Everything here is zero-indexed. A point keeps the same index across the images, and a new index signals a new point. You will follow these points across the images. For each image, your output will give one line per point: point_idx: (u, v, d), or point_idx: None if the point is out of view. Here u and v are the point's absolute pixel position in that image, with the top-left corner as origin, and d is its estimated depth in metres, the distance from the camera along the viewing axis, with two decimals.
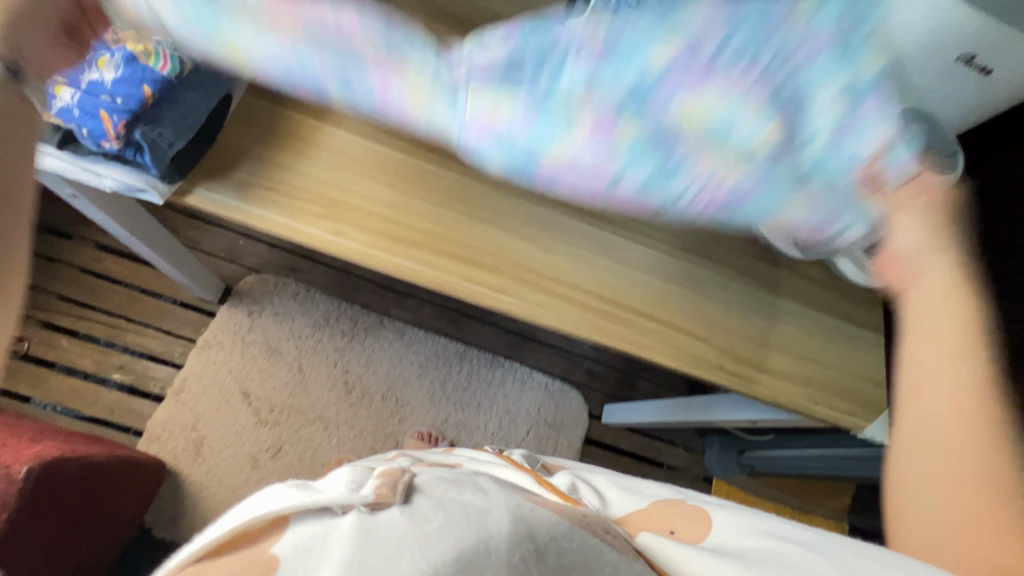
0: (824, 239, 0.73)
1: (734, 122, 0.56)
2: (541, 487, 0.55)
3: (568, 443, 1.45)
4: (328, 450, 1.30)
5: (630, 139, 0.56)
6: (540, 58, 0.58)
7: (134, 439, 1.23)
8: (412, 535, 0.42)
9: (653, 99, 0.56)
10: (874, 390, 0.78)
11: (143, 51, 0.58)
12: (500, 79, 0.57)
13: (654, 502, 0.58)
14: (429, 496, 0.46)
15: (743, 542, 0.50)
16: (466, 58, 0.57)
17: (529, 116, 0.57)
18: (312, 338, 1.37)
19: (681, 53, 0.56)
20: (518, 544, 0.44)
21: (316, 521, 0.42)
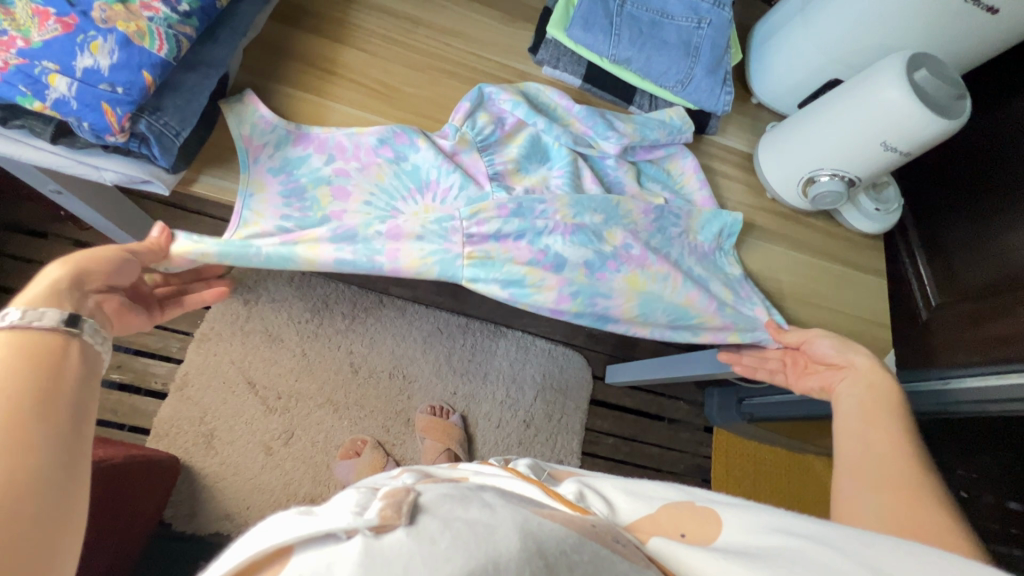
0: (834, 189, 0.74)
1: (659, 299, 0.72)
2: (548, 497, 0.47)
3: (575, 406, 1.49)
4: (341, 432, 1.31)
5: (581, 300, 0.69)
6: (523, 219, 0.67)
7: (142, 438, 1.20)
8: (418, 559, 0.32)
9: (602, 274, 0.70)
10: (881, 332, 0.81)
11: (138, 32, 0.48)
12: (491, 255, 0.67)
13: (664, 505, 0.50)
14: (437, 514, 0.35)
15: (755, 540, 0.43)
16: (464, 228, 0.65)
17: (510, 290, 0.67)
18: (312, 323, 1.35)
19: (623, 237, 0.71)
20: (525, 561, 0.33)
21: (320, 551, 0.32)
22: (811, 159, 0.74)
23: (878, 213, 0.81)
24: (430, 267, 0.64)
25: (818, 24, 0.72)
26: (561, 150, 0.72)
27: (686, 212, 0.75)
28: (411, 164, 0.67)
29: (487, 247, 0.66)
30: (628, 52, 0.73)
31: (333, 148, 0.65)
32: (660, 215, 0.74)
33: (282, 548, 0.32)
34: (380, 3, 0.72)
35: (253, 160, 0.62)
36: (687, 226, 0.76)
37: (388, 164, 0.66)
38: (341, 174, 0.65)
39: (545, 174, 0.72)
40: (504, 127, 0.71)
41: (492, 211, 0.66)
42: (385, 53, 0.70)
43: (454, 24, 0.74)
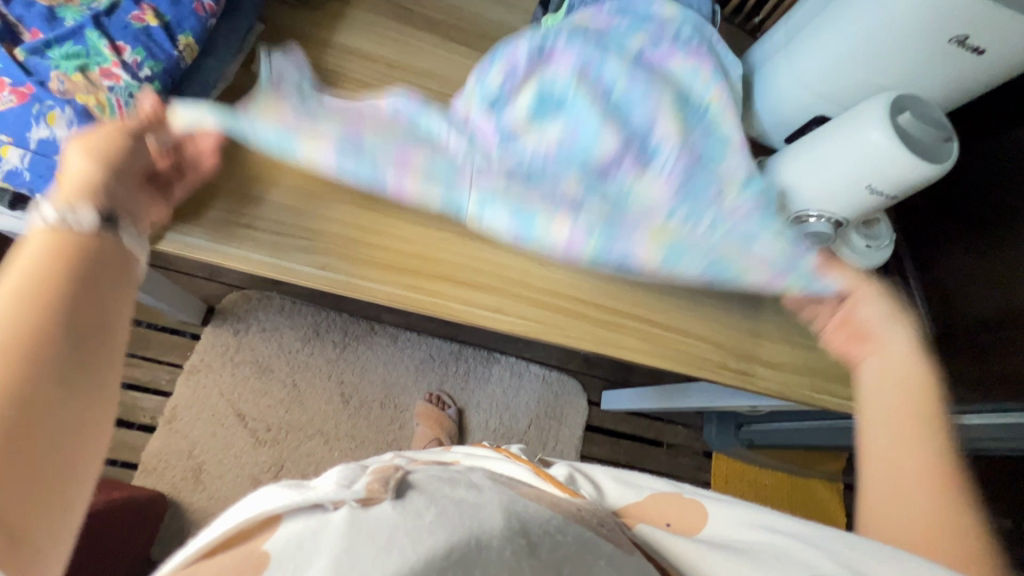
0: (820, 230, 0.72)
1: (698, 249, 0.64)
2: (538, 480, 0.53)
3: (570, 432, 1.46)
4: (332, 464, 1.29)
5: (598, 243, 0.62)
6: (596, 49, 0.65)
7: (129, 473, 1.19)
8: (402, 529, 0.38)
9: (624, 220, 0.63)
10: None
11: (98, 105, 0.49)
12: (517, 195, 0.61)
13: (652, 495, 0.57)
14: (422, 493, 0.43)
15: (740, 534, 0.49)
16: (484, 161, 0.61)
17: (512, 226, 0.61)
18: (302, 352, 1.34)
19: (753, 248, 0.65)
20: (508, 540, 0.39)
21: (307, 518, 0.39)
22: (798, 201, 0.71)
23: (869, 250, 0.79)
24: (527, 93, 0.63)
25: (801, 63, 0.71)
26: (641, 41, 0.68)
27: (659, 107, 0.64)
28: (607, 37, 0.67)
29: (598, 35, 0.66)
30: None
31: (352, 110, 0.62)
32: (681, 48, 0.69)
33: (272, 516, 0.39)
34: (355, 47, 0.71)
35: (274, 96, 0.58)
36: (657, 127, 0.64)
37: (414, 121, 0.62)
38: (351, 118, 0.60)
39: (630, 39, 0.67)
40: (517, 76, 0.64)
41: (508, 158, 0.62)
42: (359, 97, 0.69)
43: (430, 64, 0.73)
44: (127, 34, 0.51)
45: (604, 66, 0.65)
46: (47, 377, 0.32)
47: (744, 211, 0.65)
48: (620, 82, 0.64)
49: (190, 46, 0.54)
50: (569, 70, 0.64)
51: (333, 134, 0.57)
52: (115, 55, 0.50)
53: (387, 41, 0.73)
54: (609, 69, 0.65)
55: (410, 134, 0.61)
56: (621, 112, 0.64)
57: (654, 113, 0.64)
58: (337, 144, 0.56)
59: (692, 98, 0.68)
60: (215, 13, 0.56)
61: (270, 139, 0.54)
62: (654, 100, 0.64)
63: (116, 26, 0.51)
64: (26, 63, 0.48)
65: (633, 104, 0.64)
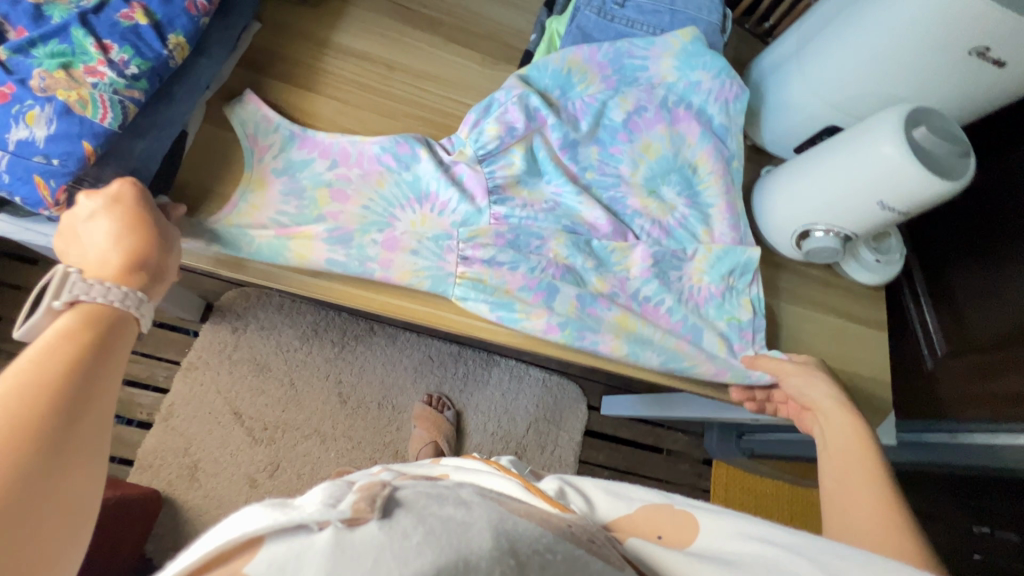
0: (828, 244, 0.70)
1: (651, 343, 0.68)
2: (528, 495, 0.44)
3: (569, 437, 1.44)
4: (328, 464, 1.29)
5: (571, 333, 0.64)
6: (586, 115, 0.70)
7: (125, 469, 1.19)
8: (390, 554, 0.30)
9: (592, 312, 0.66)
10: (880, 391, 0.77)
11: (80, 100, 0.46)
12: (484, 280, 0.63)
13: (642, 505, 0.47)
14: (413, 509, 0.34)
15: (734, 546, 0.42)
16: (459, 249, 0.63)
17: (496, 315, 0.62)
18: (301, 351, 1.33)
19: (687, 346, 0.69)
20: (498, 559, 0.32)
21: (290, 542, 0.29)
22: (805, 213, 0.69)
23: (879, 264, 0.77)
24: (519, 152, 0.68)
25: (818, 69, 0.69)
26: (627, 104, 0.71)
27: (631, 191, 0.72)
28: (600, 102, 0.71)
29: (589, 99, 0.70)
30: (603, 97, 0.71)
31: (347, 166, 0.63)
32: (664, 104, 0.72)
33: (251, 538, 0.29)
34: (353, 47, 0.69)
35: (258, 158, 0.61)
36: (631, 202, 0.72)
37: (388, 177, 0.64)
38: (341, 178, 0.63)
39: (616, 107, 0.71)
40: (514, 133, 0.67)
41: (490, 237, 0.64)
42: (356, 100, 0.68)
43: (430, 67, 0.72)
44: (114, 32, 0.50)
45: (592, 148, 0.71)
46: (38, 473, 0.29)
47: (706, 284, 0.72)
48: (597, 147, 0.72)
49: (181, 46, 0.53)
50: (557, 143, 0.69)
51: (323, 232, 0.59)
52: (101, 53, 0.49)
53: (386, 42, 0.71)
54: (587, 144, 0.71)
55: (393, 196, 0.64)
56: (598, 187, 0.71)
57: (626, 183, 0.72)
58: (328, 243, 0.59)
59: (676, 160, 0.73)
60: (208, 12, 0.54)
61: (260, 249, 0.58)
62: (625, 171, 0.72)
63: (103, 24, 0.50)
64: (8, 62, 0.47)
65: (609, 182, 0.72)
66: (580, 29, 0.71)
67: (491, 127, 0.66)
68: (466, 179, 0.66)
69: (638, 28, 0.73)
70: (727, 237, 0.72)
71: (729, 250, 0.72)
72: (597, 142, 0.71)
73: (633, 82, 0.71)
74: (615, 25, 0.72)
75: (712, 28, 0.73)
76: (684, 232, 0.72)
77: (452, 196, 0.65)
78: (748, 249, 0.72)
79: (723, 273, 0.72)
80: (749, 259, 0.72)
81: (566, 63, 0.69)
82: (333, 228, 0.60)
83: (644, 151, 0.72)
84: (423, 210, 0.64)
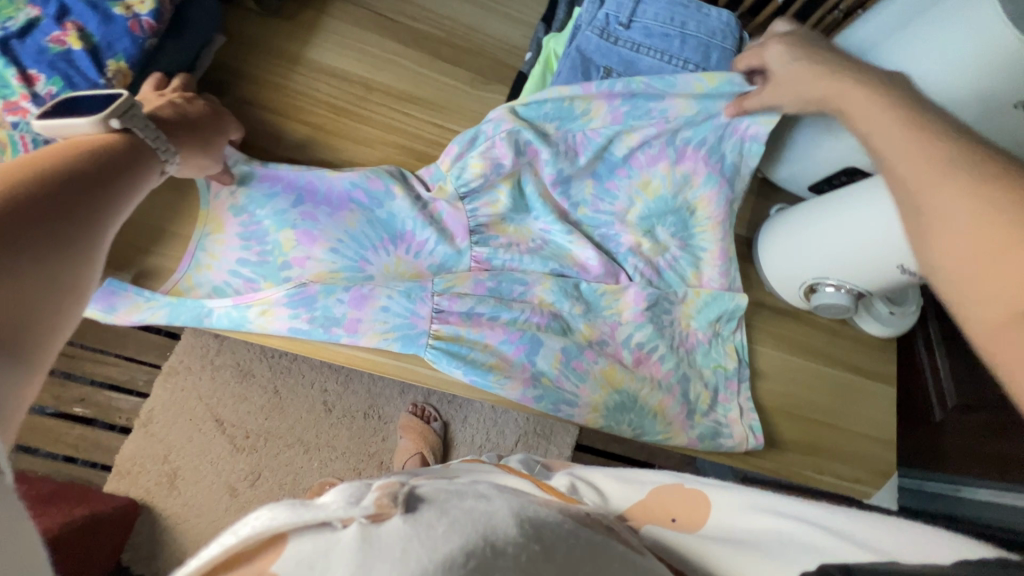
0: (839, 301, 0.64)
1: (636, 401, 0.63)
2: (539, 492, 0.43)
3: (559, 452, 1.40)
4: (311, 475, 1.26)
5: (547, 397, 0.59)
6: (585, 150, 0.64)
7: (104, 475, 1.17)
8: (419, 547, 0.26)
9: (577, 365, 0.61)
10: (887, 454, 0.71)
11: None
12: (460, 337, 0.58)
13: (654, 489, 0.44)
14: (436, 504, 0.30)
15: (750, 521, 0.39)
16: (434, 301, 0.58)
17: (469, 379, 0.57)
18: (286, 357, 1.29)
19: (672, 404, 0.64)
20: (523, 545, 0.29)
21: (312, 540, 0.26)
22: (815, 266, 0.63)
23: (893, 316, 0.71)
24: (505, 189, 0.62)
25: None
26: (631, 138, 0.64)
27: (626, 228, 0.67)
28: (603, 137, 0.63)
29: (591, 132, 0.63)
30: (603, 135, 0.63)
31: (318, 202, 0.58)
32: (672, 139, 0.64)
33: (273, 537, 0.26)
34: (328, 64, 0.63)
35: (214, 195, 0.56)
36: (626, 241, 0.67)
37: (358, 214, 0.59)
38: (308, 218, 0.57)
39: (618, 142, 0.64)
40: (501, 169, 0.61)
41: (468, 286, 0.60)
42: (331, 125, 0.62)
43: (415, 88, 0.65)
44: (41, 60, 0.45)
45: (588, 182, 0.66)
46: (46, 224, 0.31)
47: (694, 333, 0.67)
48: (593, 182, 0.66)
49: (121, 73, 0.47)
50: (549, 180, 0.64)
51: (282, 294, 0.54)
52: (25, 86, 0.44)
53: (366, 60, 0.64)
54: (582, 178, 0.65)
55: (365, 234, 0.59)
56: (591, 223, 0.67)
57: (622, 222, 0.67)
58: (288, 308, 0.54)
59: (677, 200, 0.67)
60: (155, 32, 0.49)
61: (220, 320, 0.54)
62: (621, 207, 0.66)
63: (29, 52, 0.45)
64: None
65: (603, 219, 0.67)
66: (580, 52, 0.63)
67: (474, 162, 0.60)
68: (443, 219, 0.61)
69: (646, 54, 0.63)
70: (721, 279, 0.68)
71: (722, 296, 0.67)
72: (594, 178, 0.66)
73: (644, 115, 0.62)
74: (619, 50, 0.63)
75: (726, 56, 0.65)
76: (677, 277, 0.68)
77: (428, 237, 0.61)
78: (739, 296, 0.68)
79: (712, 322, 0.68)
80: (739, 304, 0.67)
81: (569, 97, 0.60)
82: (295, 289, 0.55)
83: (643, 186, 0.66)
84: (395, 251, 0.60)
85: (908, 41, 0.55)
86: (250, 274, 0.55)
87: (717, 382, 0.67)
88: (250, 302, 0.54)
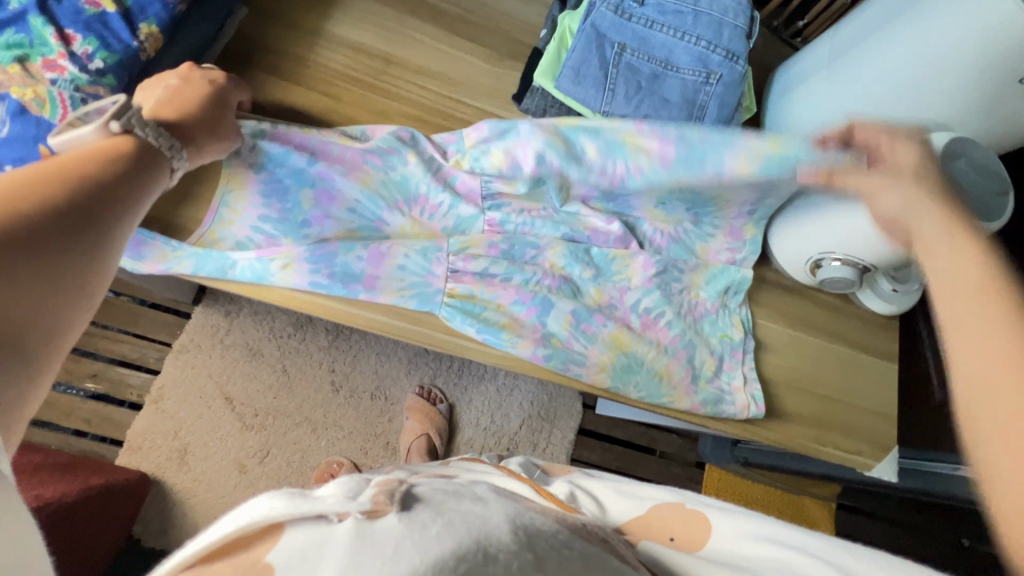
0: (843, 275, 0.66)
1: (643, 364, 0.65)
2: (539, 498, 0.46)
3: (562, 435, 1.41)
4: (318, 453, 1.28)
5: (558, 358, 0.61)
6: (628, 180, 0.62)
7: (115, 450, 1.18)
8: (409, 539, 0.29)
9: (586, 328, 0.63)
10: (886, 428, 0.73)
11: (36, 99, 0.44)
12: (474, 296, 0.61)
13: (654, 505, 0.51)
14: (430, 507, 0.33)
15: (745, 549, 0.45)
16: (449, 261, 0.61)
17: (482, 337, 0.60)
18: (294, 338, 1.31)
19: (678, 368, 0.66)
20: (514, 553, 0.31)
21: (310, 529, 0.29)
22: (821, 240, 0.65)
23: (896, 294, 0.73)
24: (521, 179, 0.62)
25: (847, 84, 0.64)
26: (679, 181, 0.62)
27: (641, 211, 0.68)
28: (649, 178, 0.61)
29: (639, 166, 0.61)
30: (623, 110, 0.64)
31: (340, 160, 0.60)
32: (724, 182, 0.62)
33: (271, 525, 0.29)
34: (347, 37, 0.64)
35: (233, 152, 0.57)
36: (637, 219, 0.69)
37: (375, 174, 0.61)
38: (326, 177, 0.59)
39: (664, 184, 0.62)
40: (519, 170, 0.61)
41: (482, 248, 0.62)
42: (350, 97, 0.63)
43: (432, 63, 0.67)
44: (78, 21, 0.46)
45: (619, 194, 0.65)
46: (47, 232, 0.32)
47: (702, 301, 0.69)
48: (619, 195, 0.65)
49: (153, 37, 0.49)
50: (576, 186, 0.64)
51: (304, 250, 0.57)
52: (63, 45, 0.45)
53: (384, 33, 0.65)
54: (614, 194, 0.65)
55: (390, 196, 0.61)
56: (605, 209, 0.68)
57: (634, 219, 0.69)
58: (309, 263, 0.57)
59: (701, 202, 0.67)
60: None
61: (244, 272, 0.56)
62: (640, 211, 0.68)
63: (66, 12, 0.46)
64: None
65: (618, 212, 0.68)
66: (594, 28, 0.64)
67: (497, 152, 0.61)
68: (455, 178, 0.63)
69: (659, 30, 0.65)
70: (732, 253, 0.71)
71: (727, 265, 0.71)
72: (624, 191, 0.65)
73: (697, 165, 0.60)
74: (632, 26, 0.64)
75: (737, 34, 0.66)
76: (687, 249, 0.71)
77: (444, 198, 0.62)
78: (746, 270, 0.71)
79: (719, 294, 0.70)
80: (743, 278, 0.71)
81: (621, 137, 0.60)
82: (316, 246, 0.57)
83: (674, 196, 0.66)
84: (412, 212, 0.62)
85: (916, 19, 0.56)
86: (273, 230, 0.58)
87: (721, 350, 0.69)
88: (272, 256, 0.56)
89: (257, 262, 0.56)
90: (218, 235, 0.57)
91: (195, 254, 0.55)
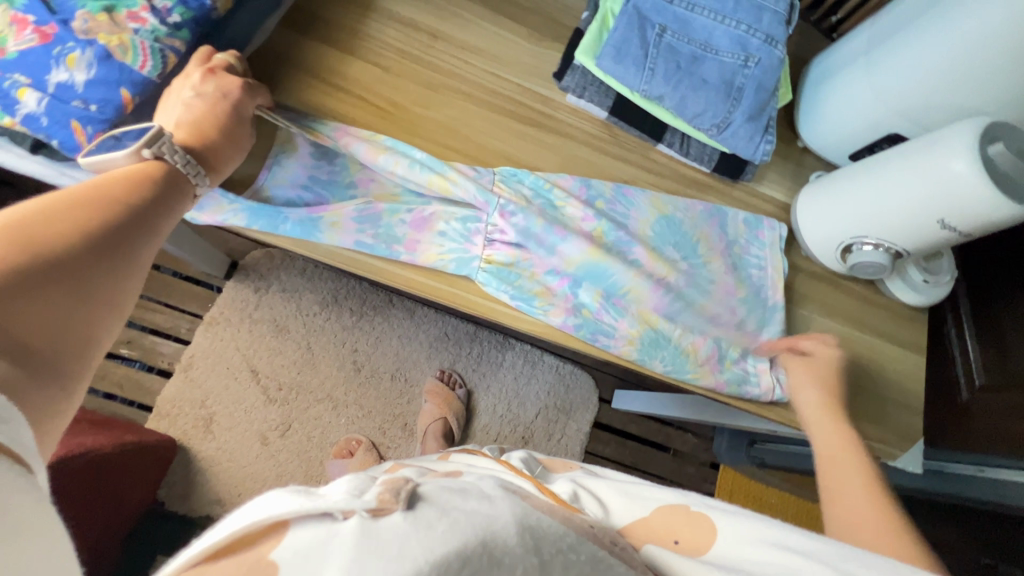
0: (875, 260, 0.66)
1: (670, 341, 0.66)
2: (540, 494, 0.43)
3: (577, 427, 1.42)
4: (337, 430, 1.30)
5: (586, 329, 0.63)
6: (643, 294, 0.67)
7: (144, 415, 1.22)
8: (416, 542, 0.28)
9: (617, 302, 0.64)
10: (912, 417, 0.73)
11: (120, 46, 0.48)
12: (511, 264, 0.63)
13: (658, 507, 0.47)
14: (435, 505, 0.32)
15: (751, 554, 0.40)
16: (487, 232, 0.63)
17: (516, 303, 0.62)
18: (320, 317, 1.33)
19: (704, 346, 0.66)
20: (521, 557, 0.31)
21: (315, 528, 0.28)
22: (855, 223, 0.65)
23: (926, 284, 0.73)
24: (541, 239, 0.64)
25: (885, 71, 0.65)
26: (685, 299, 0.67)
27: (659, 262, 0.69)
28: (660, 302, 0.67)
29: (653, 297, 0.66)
30: (662, 89, 0.65)
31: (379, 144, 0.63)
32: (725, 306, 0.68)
33: (276, 521, 0.28)
34: (396, 11, 0.67)
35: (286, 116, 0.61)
36: None
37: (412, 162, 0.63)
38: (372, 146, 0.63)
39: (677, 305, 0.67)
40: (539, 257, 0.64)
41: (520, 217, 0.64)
42: (398, 68, 0.66)
43: (475, 39, 0.69)
44: None
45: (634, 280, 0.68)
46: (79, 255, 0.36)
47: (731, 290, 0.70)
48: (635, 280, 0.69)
49: None
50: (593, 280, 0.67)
51: (352, 211, 0.61)
52: None
53: (432, 9, 0.68)
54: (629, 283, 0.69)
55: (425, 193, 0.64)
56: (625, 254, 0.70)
57: None
58: (356, 223, 0.60)
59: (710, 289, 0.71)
60: None
61: (293, 229, 0.58)
62: None
63: None
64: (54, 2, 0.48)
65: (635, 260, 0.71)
66: (636, 10, 0.66)
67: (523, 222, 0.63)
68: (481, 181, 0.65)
69: (700, 13, 0.66)
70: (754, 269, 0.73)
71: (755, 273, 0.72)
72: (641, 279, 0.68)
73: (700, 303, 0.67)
74: (674, 9, 0.66)
75: (777, 19, 0.67)
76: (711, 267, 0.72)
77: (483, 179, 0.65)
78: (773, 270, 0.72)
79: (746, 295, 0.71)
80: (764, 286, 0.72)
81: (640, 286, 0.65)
82: (363, 207, 0.61)
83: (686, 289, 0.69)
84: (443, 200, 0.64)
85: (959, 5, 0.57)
86: (322, 192, 0.62)
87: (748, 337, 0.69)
88: (323, 214, 0.59)
89: (308, 221, 0.59)
90: (268, 192, 0.60)
91: (248, 209, 0.57)
